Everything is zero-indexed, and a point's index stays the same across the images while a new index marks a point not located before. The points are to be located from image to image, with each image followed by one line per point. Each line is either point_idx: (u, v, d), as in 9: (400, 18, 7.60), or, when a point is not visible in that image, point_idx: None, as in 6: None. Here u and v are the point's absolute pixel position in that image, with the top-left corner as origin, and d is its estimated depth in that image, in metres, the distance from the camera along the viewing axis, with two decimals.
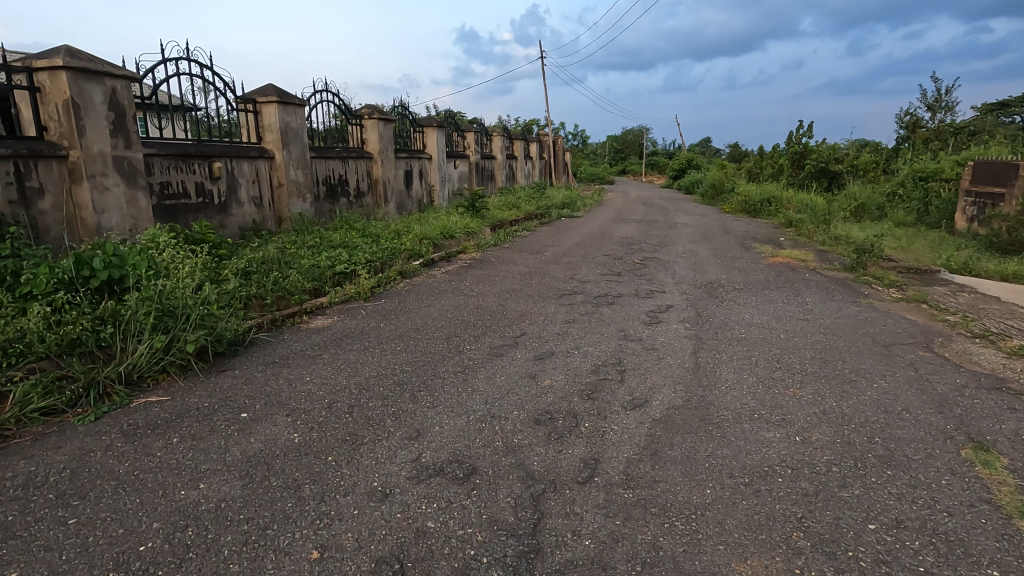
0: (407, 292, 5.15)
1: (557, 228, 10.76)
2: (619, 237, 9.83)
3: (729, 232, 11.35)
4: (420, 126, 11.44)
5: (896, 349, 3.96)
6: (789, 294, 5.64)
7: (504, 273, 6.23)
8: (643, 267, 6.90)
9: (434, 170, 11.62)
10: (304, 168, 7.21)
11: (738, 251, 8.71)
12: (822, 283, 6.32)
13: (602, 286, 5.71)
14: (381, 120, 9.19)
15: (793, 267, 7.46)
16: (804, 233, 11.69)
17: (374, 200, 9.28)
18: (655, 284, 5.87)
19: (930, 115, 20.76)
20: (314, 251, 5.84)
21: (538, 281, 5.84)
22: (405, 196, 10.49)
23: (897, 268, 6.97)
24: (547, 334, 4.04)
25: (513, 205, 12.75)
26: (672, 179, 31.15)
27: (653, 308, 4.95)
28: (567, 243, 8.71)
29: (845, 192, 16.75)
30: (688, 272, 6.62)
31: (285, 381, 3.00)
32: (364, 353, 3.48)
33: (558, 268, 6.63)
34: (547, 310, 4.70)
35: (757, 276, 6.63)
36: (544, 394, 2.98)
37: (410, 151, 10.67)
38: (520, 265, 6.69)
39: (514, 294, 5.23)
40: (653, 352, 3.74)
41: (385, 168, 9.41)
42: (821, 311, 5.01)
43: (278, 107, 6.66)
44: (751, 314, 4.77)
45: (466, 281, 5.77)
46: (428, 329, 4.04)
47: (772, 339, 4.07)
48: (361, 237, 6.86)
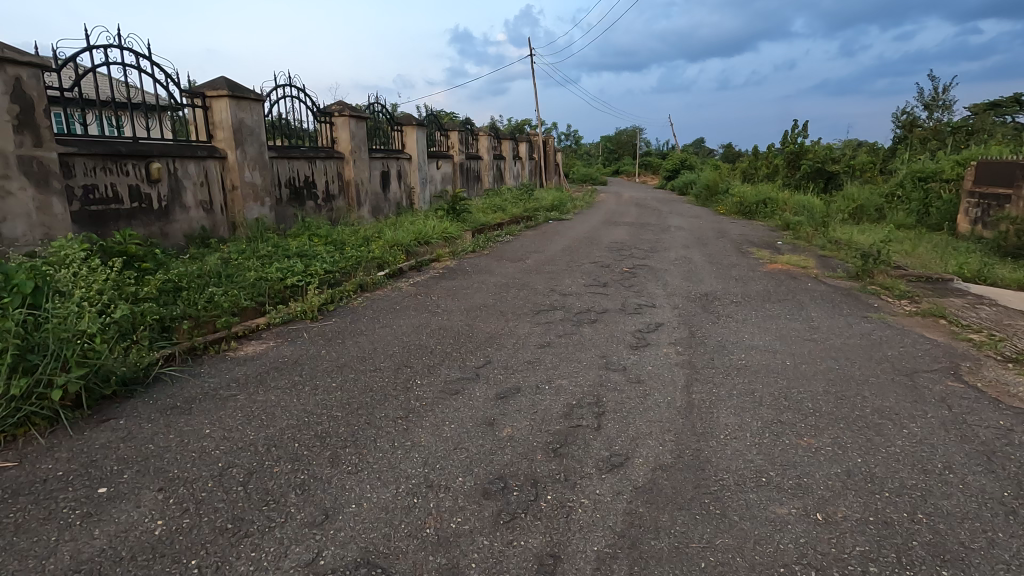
0: (363, 309, 4.56)
1: (543, 232, 10.18)
2: (609, 241, 9.27)
3: (725, 235, 10.80)
4: (399, 124, 10.84)
5: (922, 379, 3.41)
6: (792, 308, 5.09)
7: (478, 285, 5.65)
8: (631, 277, 6.34)
9: (414, 172, 11.02)
10: (262, 169, 6.60)
11: (734, 256, 8.16)
12: (827, 294, 5.76)
13: (585, 300, 5.15)
14: (353, 118, 8.59)
15: (794, 275, 6.91)
16: (803, 236, 11.16)
17: (346, 203, 8.68)
18: (645, 297, 5.31)
19: (927, 114, 20.34)
20: (264, 262, 5.24)
21: (515, 295, 5.26)
22: (382, 199, 9.88)
23: (906, 276, 6.43)
24: (516, 363, 3.47)
25: (498, 207, 12.16)
26: (666, 180, 30.67)
27: (641, 326, 4.38)
28: (552, 249, 8.13)
29: (843, 193, 16.26)
30: (681, 282, 6.06)
31: (175, 435, 2.40)
32: (289, 393, 2.89)
33: (538, 278, 6.04)
34: (520, 331, 4.12)
35: (755, 286, 6.08)
36: (500, 450, 2.40)
37: (386, 151, 10.07)
38: (497, 276, 6.10)
39: (485, 311, 4.64)
40: (638, 387, 3.17)
41: (358, 169, 8.81)
42: (830, 328, 4.46)
43: (230, 101, 6.06)
44: (751, 334, 4.21)
45: (433, 295, 5.18)
46: (376, 358, 3.44)
47: (777, 367, 3.52)
48: (322, 245, 6.26)
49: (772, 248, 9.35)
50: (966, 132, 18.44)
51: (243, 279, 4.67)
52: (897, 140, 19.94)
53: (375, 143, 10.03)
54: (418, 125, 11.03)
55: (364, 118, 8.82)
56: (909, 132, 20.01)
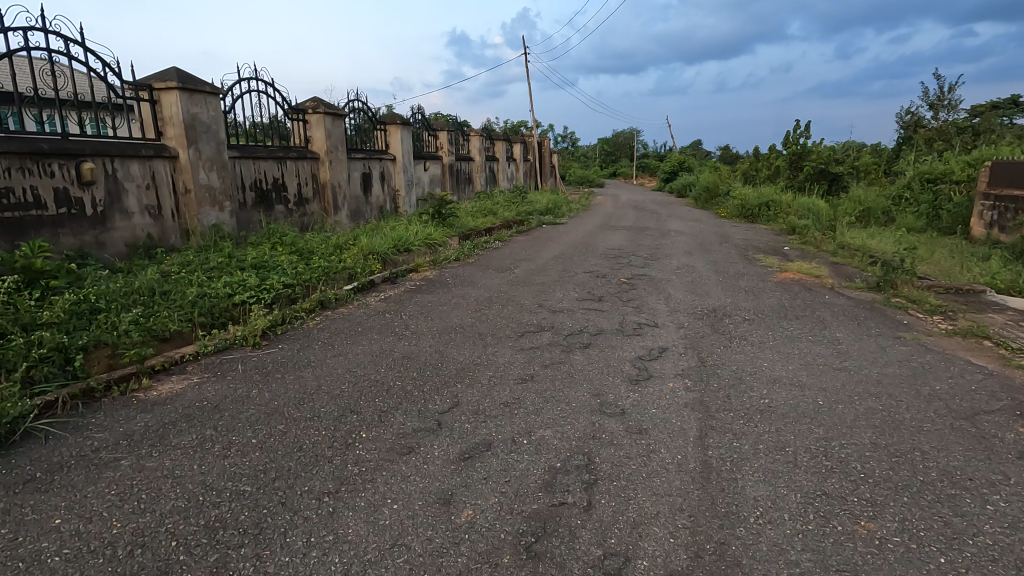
0: (317, 333, 3.91)
1: (536, 238, 9.54)
2: (606, 248, 8.65)
3: (728, 241, 10.18)
4: (383, 123, 10.21)
5: (987, 423, 2.79)
6: (814, 327, 4.48)
7: (457, 300, 5.01)
8: (630, 289, 5.72)
9: (399, 174, 10.40)
10: (221, 170, 5.97)
11: (741, 264, 7.54)
12: (849, 310, 5.14)
13: (578, 319, 4.51)
14: (328, 115, 7.95)
15: (808, 286, 6.29)
16: (811, 242, 10.56)
17: (321, 207, 8.04)
18: (646, 315, 4.67)
19: (932, 114, 19.82)
20: (210, 276, 4.60)
21: (499, 313, 4.63)
22: (362, 203, 9.24)
23: (934, 287, 5.81)
24: (490, 405, 2.83)
25: (488, 211, 11.53)
26: (664, 182, 30.12)
27: (642, 352, 3.75)
28: (544, 257, 7.50)
29: (849, 195, 15.67)
30: (685, 296, 5.44)
31: (11, 528, 1.77)
32: (193, 455, 2.25)
33: (526, 292, 5.41)
34: (499, 360, 3.49)
35: (768, 299, 5.46)
36: (455, 549, 1.76)
37: (367, 151, 9.44)
38: (481, 289, 5.46)
39: (461, 334, 4.01)
40: (640, 439, 2.54)
41: (335, 170, 8.17)
42: (861, 353, 3.84)
43: (181, 95, 5.44)
44: (772, 362, 3.58)
45: (404, 314, 4.54)
46: (318, 400, 2.80)
47: (809, 409, 2.88)
48: (285, 255, 5.62)
49: (780, 254, 8.73)
50: (973, 133, 17.89)
51: (180, 297, 4.03)
52: (902, 141, 19.38)
53: (356, 143, 9.41)
54: (403, 124, 10.40)
55: (341, 115, 8.19)
56: (913, 132, 19.45)
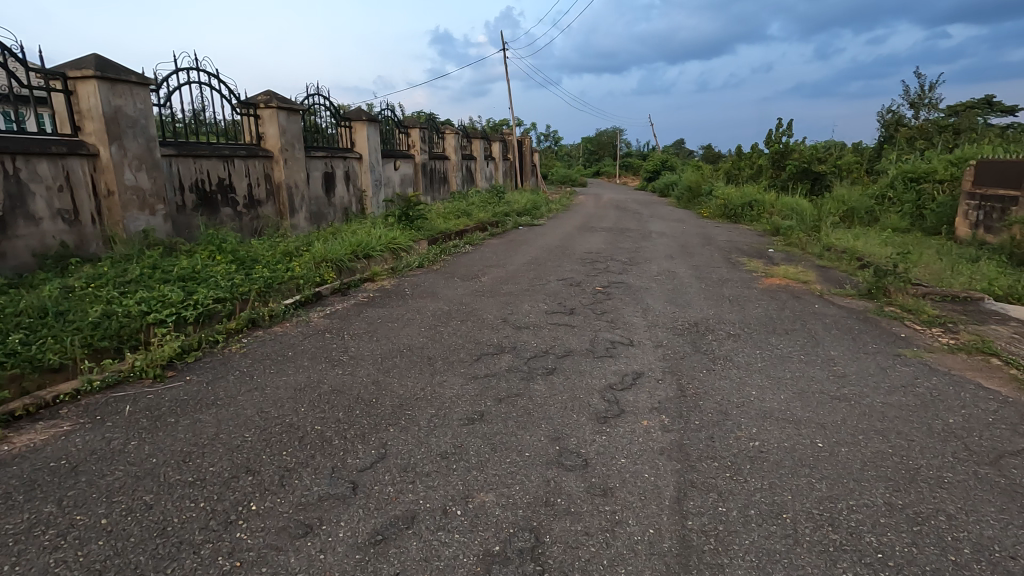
0: (237, 359, 3.35)
1: (510, 241, 9.04)
2: (583, 251, 8.18)
3: (711, 243, 9.79)
4: (348, 120, 9.62)
5: (1017, 469, 2.34)
6: (805, 343, 4.04)
7: (412, 315, 4.49)
8: (605, 299, 5.24)
9: (365, 173, 9.83)
10: (151, 169, 5.36)
11: (724, 269, 7.12)
12: (841, 322, 4.72)
13: (545, 337, 4.02)
14: (282, 110, 7.35)
15: (796, 294, 5.88)
16: (795, 243, 10.21)
17: (275, 210, 7.45)
18: (621, 331, 4.20)
19: (913, 113, 19.71)
20: (124, 291, 4.01)
21: (457, 330, 4.12)
22: (323, 205, 8.66)
23: (929, 295, 5.43)
24: (423, 457, 2.32)
25: (462, 212, 10.99)
26: (646, 181, 29.86)
27: (614, 379, 3.27)
28: (516, 263, 7.00)
29: (832, 194, 15.41)
30: (664, 307, 4.99)
31: None
32: (12, 549, 1.70)
33: (490, 304, 4.90)
34: (446, 393, 2.98)
35: (754, 310, 5.02)
36: None
37: (330, 150, 8.86)
38: (441, 301, 4.94)
39: (408, 358, 3.49)
40: (604, 503, 2.04)
41: (291, 169, 7.58)
42: (860, 376, 3.40)
43: (100, 84, 4.82)
44: (761, 391, 3.12)
45: (349, 332, 4.01)
46: (208, 454, 2.26)
47: (807, 456, 2.42)
48: (222, 265, 5.04)
49: (765, 258, 8.33)
50: (953, 132, 17.80)
51: (77, 317, 3.45)
52: (883, 140, 19.24)
53: (317, 141, 8.82)
54: (369, 121, 9.81)
55: (297, 111, 7.61)
56: (894, 131, 19.32)
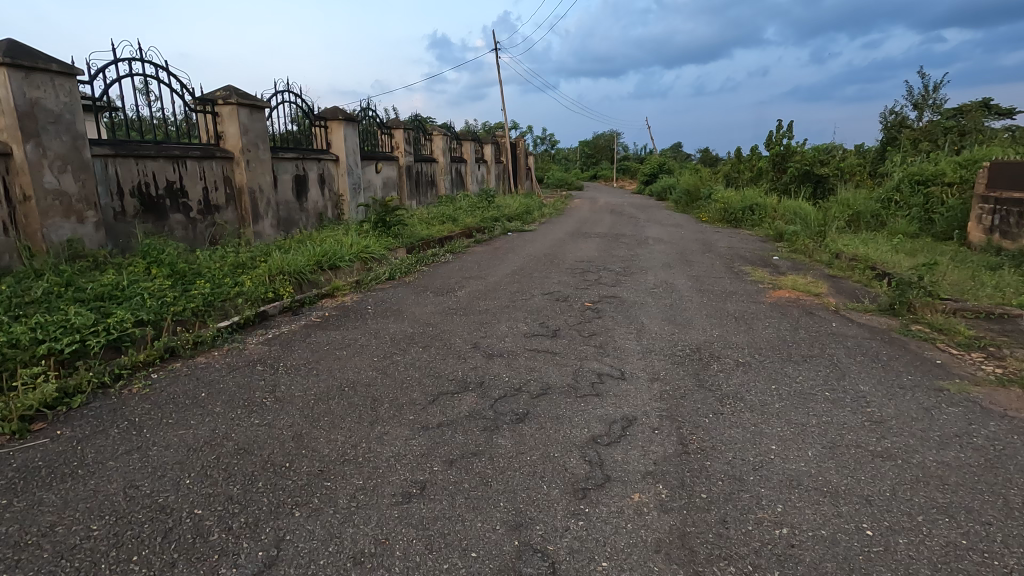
0: (133, 405, 2.70)
1: (496, 249, 8.41)
2: (574, 260, 7.56)
3: (712, 250, 9.16)
4: (323, 119, 8.99)
5: None
6: (827, 374, 3.41)
7: (367, 339, 3.85)
8: (594, 318, 4.61)
9: (342, 176, 9.19)
10: (80, 171, 4.71)
11: (727, 280, 6.51)
12: (866, 346, 4.09)
13: (520, 369, 3.38)
14: (244, 107, 6.71)
15: (809, 310, 5.26)
16: (801, 250, 9.60)
17: (236, 216, 6.80)
18: (611, 360, 3.56)
19: (917, 114, 19.16)
20: (18, 315, 3.37)
21: (417, 359, 3.48)
22: (294, 210, 8.02)
23: (960, 312, 4.81)
24: (330, 564, 1.68)
25: (447, 218, 10.36)
26: (644, 185, 29.30)
27: (600, 428, 2.63)
28: (498, 274, 6.37)
29: (835, 199, 14.84)
30: (661, 327, 4.36)
31: None
32: None
33: (462, 325, 4.27)
34: (384, 453, 2.34)
35: (764, 330, 4.40)
36: None
37: (302, 152, 8.23)
38: (405, 322, 4.30)
39: (349, 399, 2.86)
40: None
41: (254, 171, 6.94)
42: (902, 422, 2.77)
43: (11, 73, 4.19)
44: (782, 446, 2.49)
45: (286, 363, 3.35)
46: (24, 567, 1.62)
47: (854, 555, 1.78)
48: (156, 280, 4.40)
49: (770, 267, 7.71)
50: (958, 134, 17.27)
51: None
52: (886, 141, 18.68)
53: (287, 141, 8.19)
54: (347, 121, 9.18)
55: (261, 108, 6.97)
56: (898, 133, 18.76)
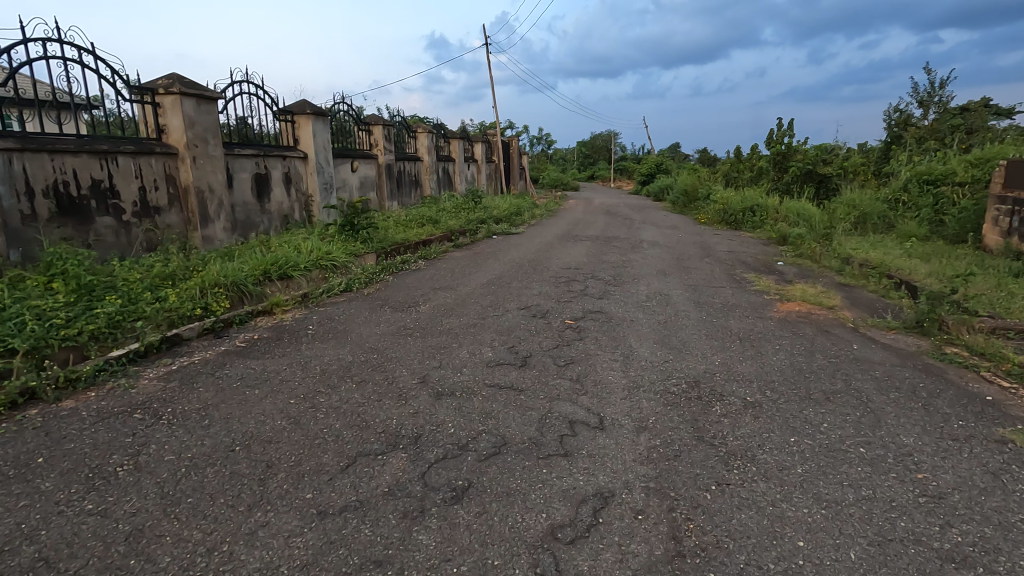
0: None
1: (477, 254, 7.71)
2: (560, 266, 6.88)
3: (712, 255, 8.49)
4: (290, 113, 8.29)
5: None
6: (858, 420, 2.72)
7: (292, 372, 3.15)
8: (575, 340, 3.92)
9: (311, 176, 8.48)
10: None
11: (729, 291, 5.82)
12: (898, 377, 3.40)
13: (472, 415, 2.68)
14: (189, 97, 6.01)
15: (824, 327, 4.57)
16: (807, 255, 8.91)
17: (182, 219, 6.10)
18: (588, 401, 2.87)
19: (922, 111, 18.48)
20: None
21: (346, 401, 2.78)
22: (253, 212, 7.31)
23: (1003, 331, 4.10)
24: None
25: (427, 220, 9.66)
26: (641, 185, 28.64)
27: (564, 510, 1.94)
28: (472, 284, 5.68)
29: (839, 200, 14.17)
30: (653, 353, 3.66)
31: None
32: None
33: (415, 351, 3.57)
34: (250, 563, 1.64)
35: (775, 356, 3.71)
36: None
37: (263, 148, 7.52)
38: (347, 347, 3.60)
39: (236, 466, 2.16)
40: None
41: (203, 168, 6.23)
42: (968, 500, 2.07)
43: None
44: (813, 544, 1.79)
45: (175, 407, 2.65)
46: None
47: None
48: (52, 295, 3.71)
49: (776, 275, 7.03)
50: (966, 133, 16.63)
51: None
52: (891, 139, 18.01)
53: (247, 137, 7.48)
54: (316, 115, 8.47)
55: (211, 99, 6.27)
56: (903, 132, 18.10)
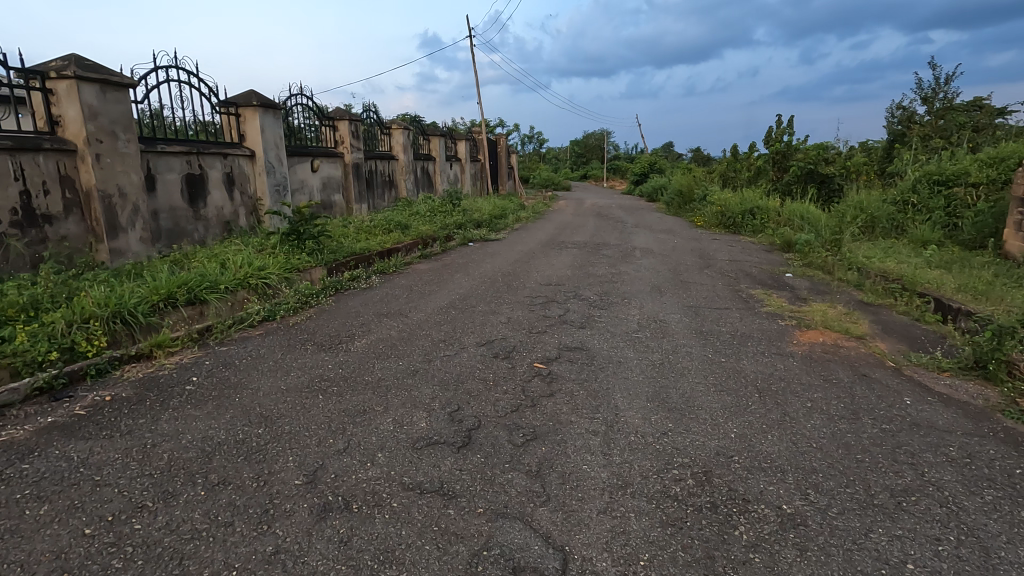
0: None
1: (446, 267, 6.72)
2: (539, 283, 5.91)
3: (711, 265, 7.56)
4: (234, 105, 7.27)
5: None
6: (959, 557, 1.78)
7: (123, 466, 2.16)
8: (542, 398, 2.96)
9: (260, 177, 7.47)
10: None
11: (737, 315, 4.89)
12: (983, 458, 2.45)
13: (364, 556, 1.72)
14: (91, 82, 5.01)
15: (860, 369, 3.63)
16: (818, 265, 7.99)
17: (83, 229, 5.10)
18: (549, 520, 1.91)
19: (926, 108, 17.63)
20: None
21: (174, 530, 1.80)
22: (183, 219, 6.31)
23: None
24: None
25: (395, 226, 8.67)
26: (634, 185, 27.79)
27: None
28: (429, 308, 4.70)
29: (844, 202, 13.30)
30: (646, 419, 2.71)
31: None
32: None
33: (320, 421, 2.60)
34: None
35: (809, 421, 2.77)
36: None
37: (196, 145, 6.50)
38: (227, 414, 2.62)
39: None
40: None
41: (112, 168, 5.23)
42: None
43: None
44: None
45: None
46: None
47: None
48: None
49: (787, 292, 6.11)
50: (972, 131, 15.77)
51: None
52: (894, 136, 17.13)
53: (178, 132, 6.46)
54: (265, 109, 7.46)
55: (121, 86, 5.27)
56: (906, 130, 17.24)
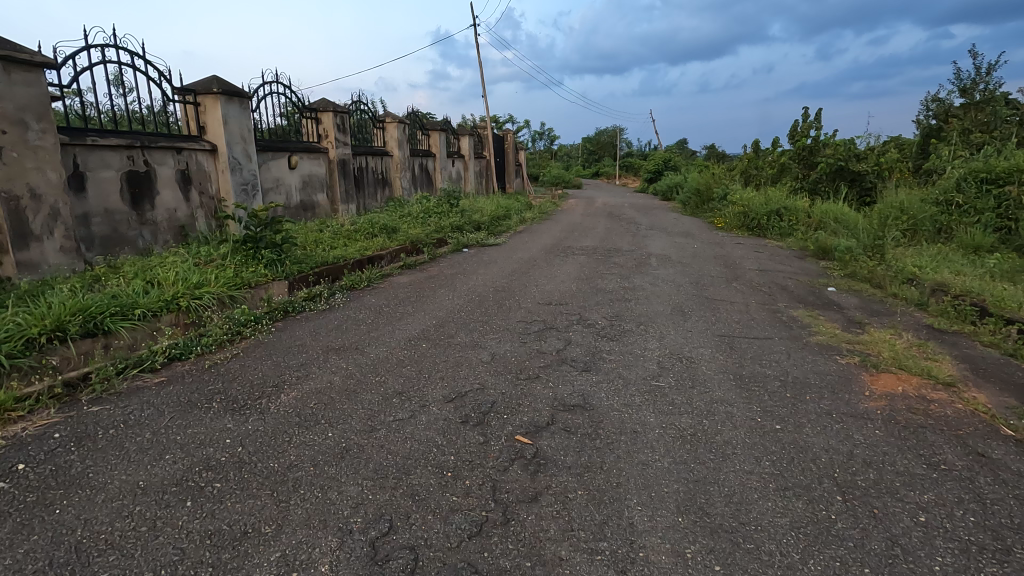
0: None
1: (431, 280, 5.76)
2: (536, 302, 4.93)
3: (740, 277, 6.53)
4: (192, 93, 6.36)
5: None
6: None
7: None
8: (520, 504, 1.99)
9: (223, 175, 6.56)
10: None
11: (783, 351, 3.86)
12: None
13: None
14: None
15: (970, 444, 2.61)
16: (865, 277, 6.90)
17: None
18: None
19: (965, 100, 16.29)
20: None
21: None
22: (124, 224, 5.43)
23: None
24: None
25: (380, 229, 7.71)
26: (647, 183, 26.66)
27: None
28: (395, 341, 3.74)
29: (880, 202, 12.11)
30: (680, 560, 1.72)
31: None
32: None
33: (164, 561, 1.65)
34: None
35: (933, 559, 1.77)
36: None
37: (142, 138, 5.60)
38: (22, 548, 1.68)
39: None
40: None
41: (23, 165, 4.35)
42: None
43: None
44: None
45: None
46: None
47: None
48: None
49: (837, 313, 5.06)
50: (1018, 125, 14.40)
51: None
52: (929, 131, 15.85)
53: (117, 123, 5.58)
54: (229, 97, 6.54)
55: (32, 66, 4.38)
56: (945, 123, 15.93)
